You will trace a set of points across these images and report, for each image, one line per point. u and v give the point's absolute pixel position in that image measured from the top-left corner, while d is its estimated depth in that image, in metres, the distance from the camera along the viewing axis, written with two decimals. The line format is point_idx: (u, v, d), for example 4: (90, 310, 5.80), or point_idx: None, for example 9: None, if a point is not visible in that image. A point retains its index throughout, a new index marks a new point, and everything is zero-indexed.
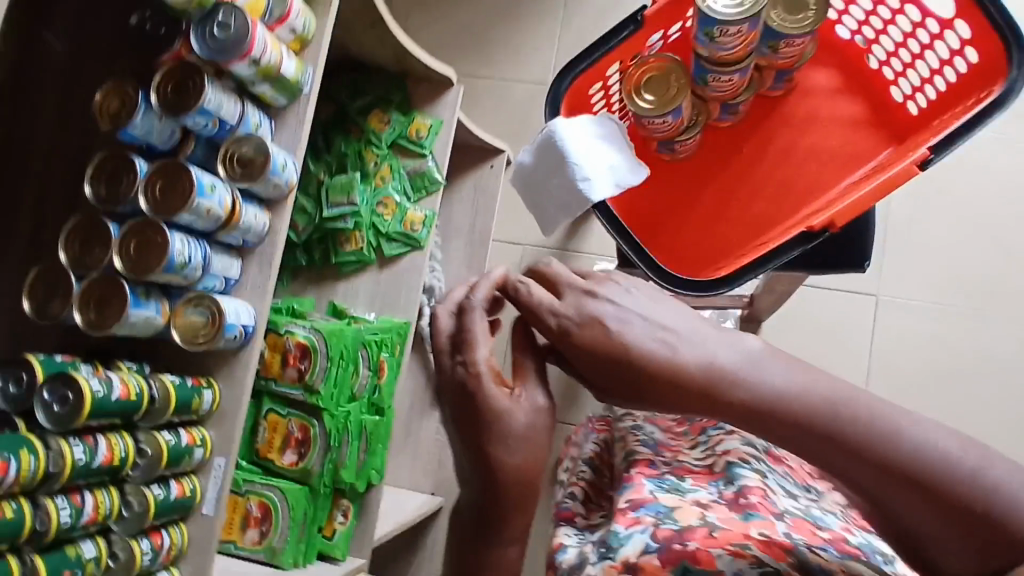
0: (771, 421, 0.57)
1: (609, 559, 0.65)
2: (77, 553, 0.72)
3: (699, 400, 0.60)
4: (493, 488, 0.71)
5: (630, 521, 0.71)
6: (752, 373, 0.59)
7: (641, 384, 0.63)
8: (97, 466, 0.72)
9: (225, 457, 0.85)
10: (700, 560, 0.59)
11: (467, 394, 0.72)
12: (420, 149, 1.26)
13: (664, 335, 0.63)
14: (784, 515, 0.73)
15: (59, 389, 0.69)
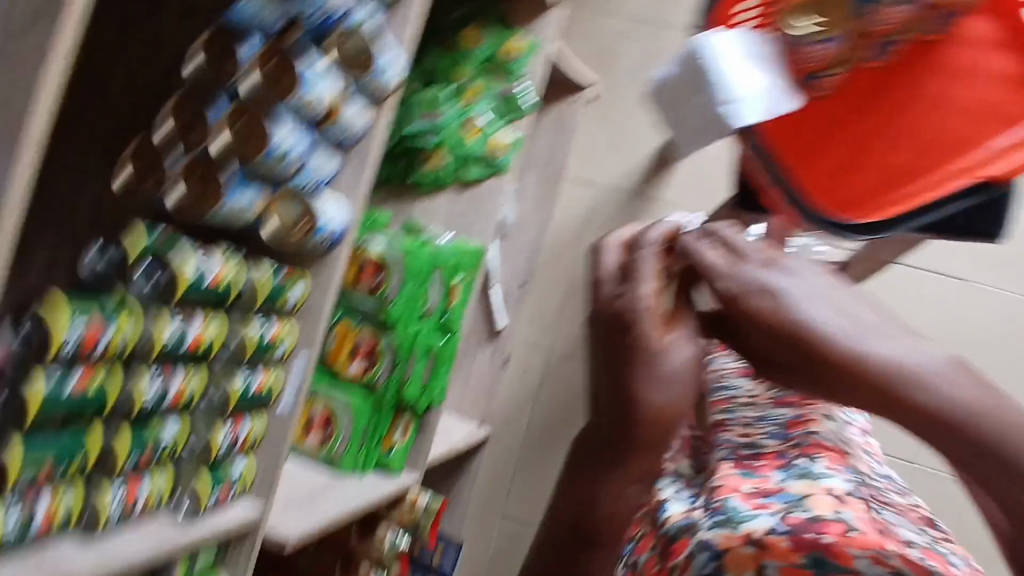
0: (941, 432, 0.54)
1: (730, 533, 0.69)
2: (160, 430, 0.72)
3: (871, 393, 0.56)
4: (627, 433, 0.65)
5: (756, 505, 0.77)
6: (935, 380, 0.55)
7: (814, 367, 0.58)
8: (187, 344, 0.71)
9: (307, 354, 0.86)
10: (836, 554, 0.60)
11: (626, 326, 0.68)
12: (514, 71, 1.18)
13: (849, 321, 0.59)
14: (914, 543, 0.68)
15: (159, 262, 0.68)
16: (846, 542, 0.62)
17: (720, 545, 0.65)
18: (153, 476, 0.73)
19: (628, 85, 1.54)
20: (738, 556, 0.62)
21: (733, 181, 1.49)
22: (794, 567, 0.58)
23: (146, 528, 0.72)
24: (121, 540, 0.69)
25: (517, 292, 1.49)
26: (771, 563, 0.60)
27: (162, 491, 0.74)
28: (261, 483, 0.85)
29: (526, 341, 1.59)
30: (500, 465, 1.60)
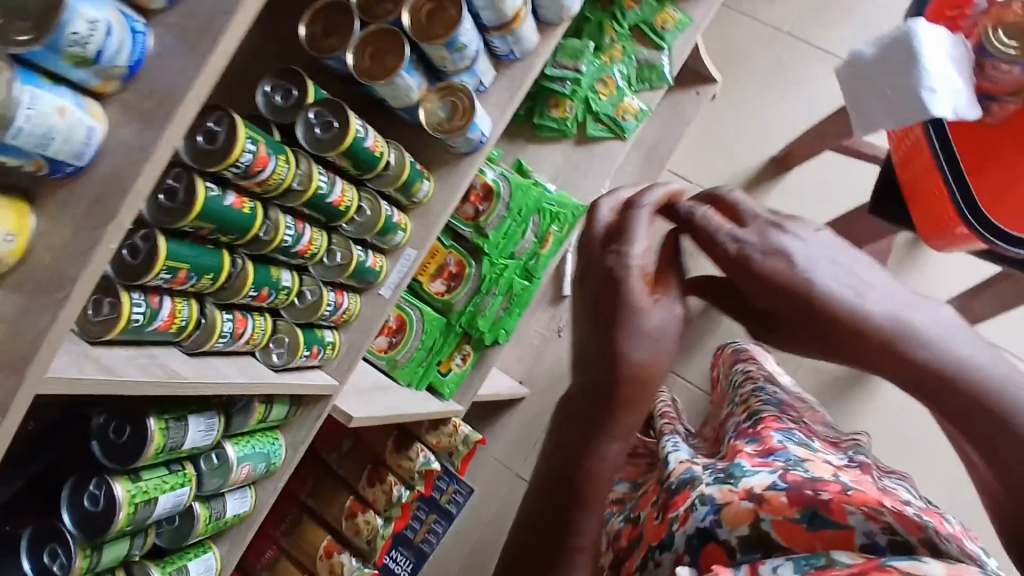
0: (950, 397, 0.46)
1: (729, 485, 0.66)
2: (277, 277, 0.75)
3: (874, 353, 0.49)
4: (608, 393, 0.52)
5: (758, 462, 0.73)
6: (946, 339, 0.47)
7: (811, 323, 0.51)
8: (328, 202, 0.73)
9: (417, 251, 0.87)
10: (835, 509, 0.57)
11: (617, 281, 0.56)
12: (660, 40, 1.17)
13: (850, 277, 0.51)
14: (909, 501, 0.68)
15: (327, 115, 0.70)
16: (846, 496, 0.59)
17: (720, 498, 0.65)
18: (257, 317, 0.76)
19: (755, 91, 1.50)
20: (735, 510, 0.62)
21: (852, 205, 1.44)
22: (789, 522, 0.58)
23: (237, 362, 0.76)
24: (216, 365, 0.72)
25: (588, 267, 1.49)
26: (768, 516, 0.60)
27: (261, 334, 0.77)
28: (343, 358, 0.87)
29: None
30: (531, 428, 1.56)
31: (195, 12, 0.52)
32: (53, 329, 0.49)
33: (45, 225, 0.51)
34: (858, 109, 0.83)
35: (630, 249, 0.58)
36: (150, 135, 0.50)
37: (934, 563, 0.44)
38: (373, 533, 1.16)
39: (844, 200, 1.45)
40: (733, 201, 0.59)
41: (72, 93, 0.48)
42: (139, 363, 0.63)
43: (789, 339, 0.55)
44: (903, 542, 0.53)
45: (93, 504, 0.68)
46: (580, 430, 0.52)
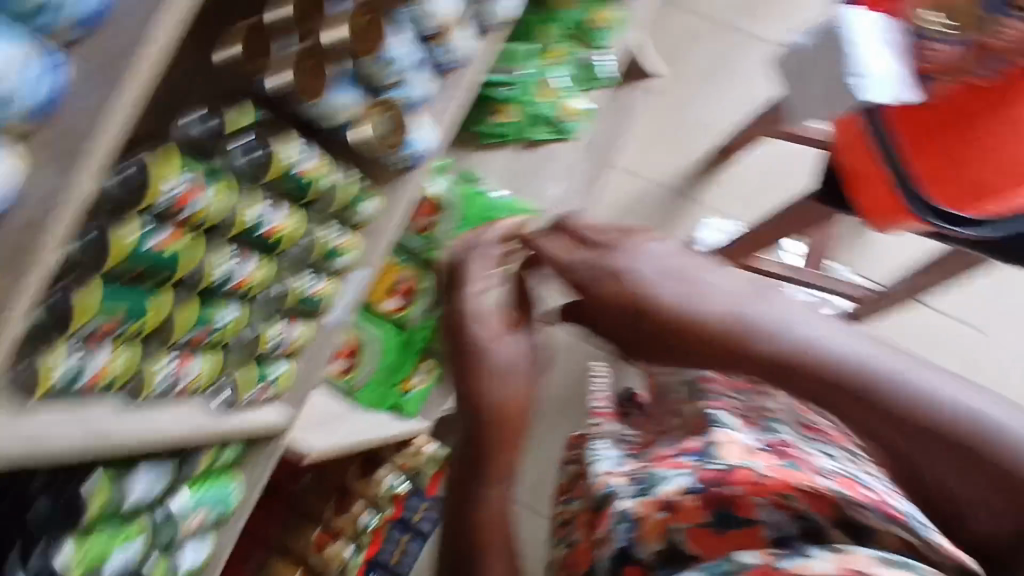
0: (800, 378, 0.47)
1: (644, 496, 0.69)
2: (222, 314, 0.70)
3: (719, 352, 0.50)
4: (482, 429, 0.56)
5: (672, 464, 0.73)
6: (780, 322, 0.49)
7: (654, 334, 0.52)
8: (269, 231, 0.70)
9: (365, 271, 0.85)
10: (742, 504, 0.59)
11: (464, 328, 0.58)
12: (598, 39, 1.20)
13: (676, 276, 0.53)
14: (821, 468, 0.65)
15: (261, 141, 0.67)
16: (753, 489, 0.59)
17: (641, 510, 0.67)
18: (204, 358, 0.72)
19: (697, 83, 1.51)
20: (652, 522, 0.65)
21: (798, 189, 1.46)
22: (700, 527, 0.61)
23: (185, 406, 0.71)
24: (162, 412, 0.68)
25: None
26: (681, 524, 0.62)
27: (208, 375, 0.73)
28: (296, 390, 0.84)
29: None
30: None
31: (106, 47, 0.46)
32: None
33: None
34: (800, 95, 0.95)
35: (471, 290, 0.60)
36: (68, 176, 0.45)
37: (828, 559, 0.46)
38: (343, 564, 1.12)
39: (789, 186, 1.47)
40: (573, 228, 0.62)
41: None
42: (75, 421, 0.59)
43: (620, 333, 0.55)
44: (814, 527, 0.55)
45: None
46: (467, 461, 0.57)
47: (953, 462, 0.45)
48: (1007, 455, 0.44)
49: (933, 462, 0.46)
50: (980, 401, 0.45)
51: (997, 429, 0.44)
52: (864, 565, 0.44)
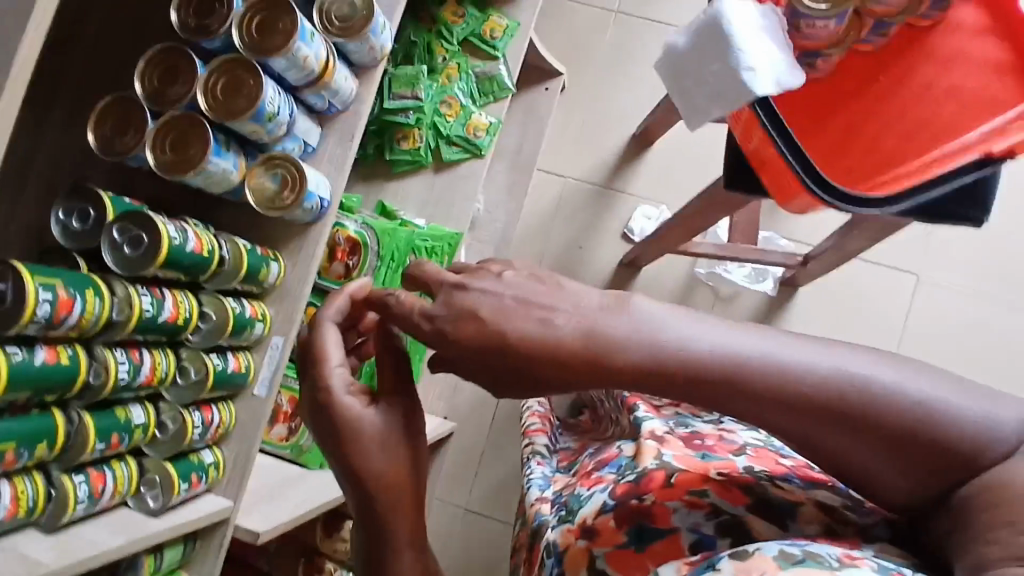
0: (674, 384, 0.40)
1: (568, 523, 0.54)
2: (126, 417, 0.66)
3: (582, 374, 0.39)
4: (365, 514, 0.48)
5: (593, 481, 0.60)
6: (650, 328, 0.39)
7: (502, 370, 0.41)
8: (162, 321, 0.65)
9: (284, 337, 0.80)
10: (656, 513, 0.49)
11: (329, 414, 0.49)
12: (492, 49, 1.13)
13: (518, 296, 0.41)
14: (745, 445, 0.61)
15: (133, 229, 0.62)
16: (666, 491, 0.50)
17: (561, 543, 0.52)
18: (117, 465, 0.67)
19: (602, 74, 1.50)
20: (573, 554, 0.51)
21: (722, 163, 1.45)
22: (620, 550, 0.48)
23: (109, 520, 0.66)
24: (85, 534, 0.63)
25: None
26: (600, 553, 0.49)
27: (127, 483, 0.68)
28: (231, 474, 0.79)
29: None
30: (465, 463, 1.50)
31: None
32: None
33: None
34: (678, 95, 0.76)
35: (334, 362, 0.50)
36: None
37: (726, 565, 0.39)
38: None
39: (710, 162, 1.47)
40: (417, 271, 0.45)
41: None
42: None
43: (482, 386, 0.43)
44: (731, 523, 0.47)
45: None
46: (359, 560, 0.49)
47: (847, 435, 0.40)
48: (900, 419, 0.39)
49: (829, 440, 0.41)
50: (873, 366, 0.40)
51: (893, 392, 0.40)
52: (768, 572, 0.37)
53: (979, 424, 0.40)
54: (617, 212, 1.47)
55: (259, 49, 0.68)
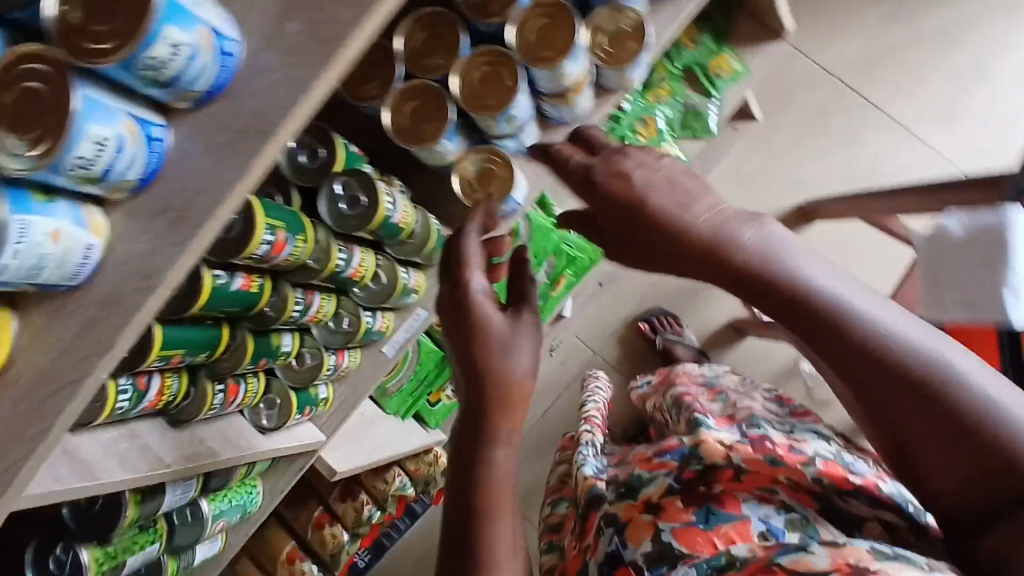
0: (774, 297, 0.45)
1: (628, 499, 0.63)
2: (277, 344, 0.69)
3: (696, 261, 0.46)
4: (478, 408, 0.50)
5: (654, 465, 0.65)
6: (773, 246, 0.45)
7: (636, 228, 0.47)
8: (344, 274, 0.67)
9: (427, 312, 0.81)
10: (726, 500, 0.58)
11: (462, 302, 0.52)
12: (711, 88, 1.10)
13: (670, 181, 0.48)
14: (814, 454, 0.63)
15: (356, 188, 0.63)
16: (737, 484, 0.59)
17: (622, 516, 0.61)
18: (251, 382, 0.71)
19: (795, 138, 1.43)
20: (637, 525, 0.59)
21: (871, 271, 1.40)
22: (686, 527, 0.57)
23: (223, 427, 0.71)
24: (201, 436, 0.67)
25: (591, 288, 1.47)
26: (666, 526, 0.58)
27: (253, 397, 0.72)
28: (336, 411, 0.83)
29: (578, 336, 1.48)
30: None
31: (230, 121, 0.42)
32: (31, 459, 0.45)
33: (28, 337, 0.45)
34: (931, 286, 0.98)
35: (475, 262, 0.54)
36: (160, 265, 0.43)
37: (819, 552, 0.48)
38: (337, 546, 1.16)
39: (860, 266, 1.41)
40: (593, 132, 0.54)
41: (67, 208, 0.41)
42: (117, 452, 0.58)
43: (653, 261, 0.49)
44: (801, 520, 0.55)
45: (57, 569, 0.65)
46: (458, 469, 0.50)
47: (925, 413, 0.42)
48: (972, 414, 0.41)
49: (905, 413, 0.42)
50: (963, 358, 0.42)
51: (978, 391, 0.41)
52: (863, 561, 0.46)
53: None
54: None
55: (530, 56, 0.65)
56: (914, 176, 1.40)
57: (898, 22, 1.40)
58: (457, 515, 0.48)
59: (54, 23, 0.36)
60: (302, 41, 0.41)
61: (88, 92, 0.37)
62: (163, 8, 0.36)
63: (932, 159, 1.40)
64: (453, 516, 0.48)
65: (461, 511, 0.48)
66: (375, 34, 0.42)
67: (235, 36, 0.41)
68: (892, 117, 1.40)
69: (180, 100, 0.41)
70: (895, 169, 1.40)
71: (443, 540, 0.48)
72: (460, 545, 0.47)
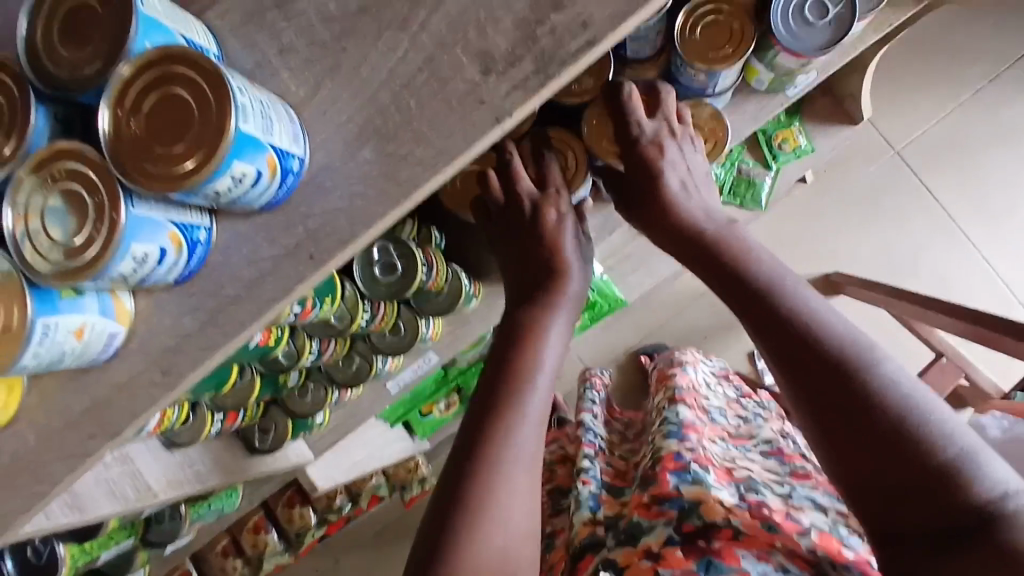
0: (730, 274, 0.51)
1: (630, 543, 0.54)
2: (284, 379, 0.68)
3: (685, 240, 0.56)
4: (505, 345, 0.54)
5: (652, 514, 0.55)
6: (743, 241, 0.54)
7: (643, 194, 0.60)
8: (365, 328, 0.65)
9: (438, 357, 0.78)
10: (726, 554, 0.49)
11: (538, 218, 0.61)
12: (772, 158, 1.03)
13: (686, 172, 0.61)
14: (811, 525, 0.52)
15: (393, 254, 0.61)
16: (738, 542, 0.50)
17: (621, 561, 0.53)
18: (250, 408, 0.70)
19: (847, 219, 1.33)
20: (636, 570, 0.51)
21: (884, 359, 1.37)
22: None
23: (214, 446, 0.70)
24: (192, 458, 0.67)
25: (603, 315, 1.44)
26: (665, 572, 0.50)
27: (249, 419, 0.71)
28: (327, 434, 0.81)
29: (580, 358, 1.46)
30: None
31: (280, 235, 0.39)
32: (24, 514, 0.44)
33: (36, 398, 0.44)
34: None
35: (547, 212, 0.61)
36: (180, 364, 0.41)
37: None
38: (304, 527, 1.20)
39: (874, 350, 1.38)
40: (662, 101, 0.61)
41: (95, 298, 0.38)
42: (108, 480, 0.57)
43: (650, 226, 0.60)
44: None
45: (35, 556, 0.67)
46: (485, 385, 0.52)
47: (844, 391, 0.41)
48: (892, 406, 0.40)
49: (814, 387, 0.42)
50: (893, 362, 0.42)
51: (892, 379, 0.41)
52: None
53: (962, 464, 0.37)
54: None
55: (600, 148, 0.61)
56: (963, 297, 1.31)
57: (986, 120, 1.28)
58: (460, 460, 0.47)
59: (109, 135, 0.34)
60: (373, 173, 0.38)
61: (136, 209, 0.34)
62: (234, 143, 0.32)
63: (989, 282, 1.31)
64: (463, 439, 0.48)
65: (465, 454, 0.47)
66: (450, 174, 0.39)
67: (301, 151, 0.38)
68: (958, 226, 1.31)
69: (234, 209, 0.38)
70: (943, 278, 1.32)
71: (439, 484, 0.47)
72: (446, 521, 0.44)
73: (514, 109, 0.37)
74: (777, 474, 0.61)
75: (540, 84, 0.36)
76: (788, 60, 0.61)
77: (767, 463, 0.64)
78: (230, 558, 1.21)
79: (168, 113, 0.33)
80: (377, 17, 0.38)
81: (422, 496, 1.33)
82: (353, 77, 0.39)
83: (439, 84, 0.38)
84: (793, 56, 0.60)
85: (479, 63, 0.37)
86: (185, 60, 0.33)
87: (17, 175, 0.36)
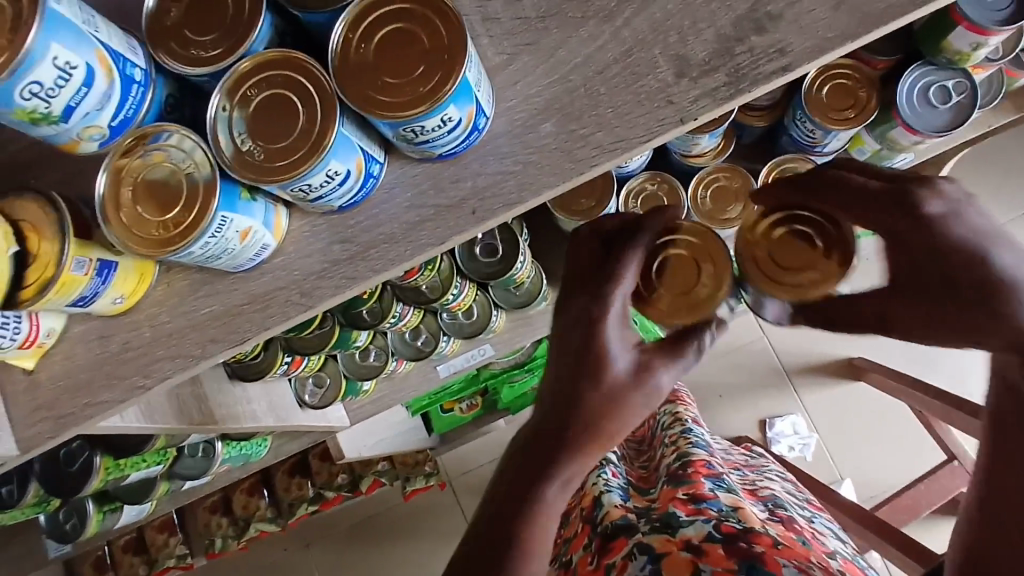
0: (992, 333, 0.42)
1: (666, 533, 0.54)
2: (354, 337, 0.70)
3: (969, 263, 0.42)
4: (568, 413, 0.42)
5: (689, 510, 0.56)
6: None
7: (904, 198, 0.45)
8: (447, 305, 0.68)
9: (494, 350, 0.79)
10: (770, 561, 0.48)
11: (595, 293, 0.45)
12: None
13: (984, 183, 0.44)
14: (837, 551, 0.53)
15: (494, 239, 0.65)
16: (778, 550, 0.49)
17: (658, 547, 0.52)
18: (313, 358, 0.72)
19: None
20: (675, 560, 0.51)
21: (914, 463, 1.30)
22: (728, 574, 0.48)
23: (270, 389, 0.70)
24: (250, 396, 0.66)
25: None
26: (707, 569, 0.49)
27: (309, 370, 0.73)
28: (369, 405, 0.82)
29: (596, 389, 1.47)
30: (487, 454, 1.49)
31: (447, 184, 0.41)
32: (121, 405, 0.45)
33: (161, 293, 0.44)
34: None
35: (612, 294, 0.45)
36: (323, 288, 0.42)
37: None
38: (300, 498, 1.21)
39: (910, 461, 1.30)
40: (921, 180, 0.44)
41: (263, 207, 0.40)
42: (178, 398, 0.57)
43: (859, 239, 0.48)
44: None
45: (67, 463, 0.69)
46: (547, 431, 0.43)
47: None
48: None
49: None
50: None
51: None
52: None
53: None
54: (775, 400, 1.36)
55: (793, 289, 0.48)
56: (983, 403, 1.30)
57: None
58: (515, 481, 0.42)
59: (337, 48, 0.36)
60: (551, 144, 0.40)
61: (343, 127, 0.36)
62: (457, 88, 0.35)
63: None
64: (501, 506, 0.41)
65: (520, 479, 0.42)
66: (619, 161, 0.41)
67: (489, 112, 0.40)
68: None
69: (411, 153, 0.40)
70: (965, 381, 1.30)
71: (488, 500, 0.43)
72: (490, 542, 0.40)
73: (700, 114, 0.39)
74: (797, 492, 0.65)
75: (730, 96, 0.39)
76: (900, 135, 0.64)
77: (791, 486, 0.67)
78: (217, 515, 1.22)
79: (400, 44, 0.35)
80: (584, 6, 0.40)
81: (420, 492, 1.33)
82: (550, 56, 0.41)
83: (631, 78, 0.40)
84: (907, 131, 0.63)
85: (675, 66, 0.39)
86: (429, 4, 0.35)
87: (233, 69, 0.37)
